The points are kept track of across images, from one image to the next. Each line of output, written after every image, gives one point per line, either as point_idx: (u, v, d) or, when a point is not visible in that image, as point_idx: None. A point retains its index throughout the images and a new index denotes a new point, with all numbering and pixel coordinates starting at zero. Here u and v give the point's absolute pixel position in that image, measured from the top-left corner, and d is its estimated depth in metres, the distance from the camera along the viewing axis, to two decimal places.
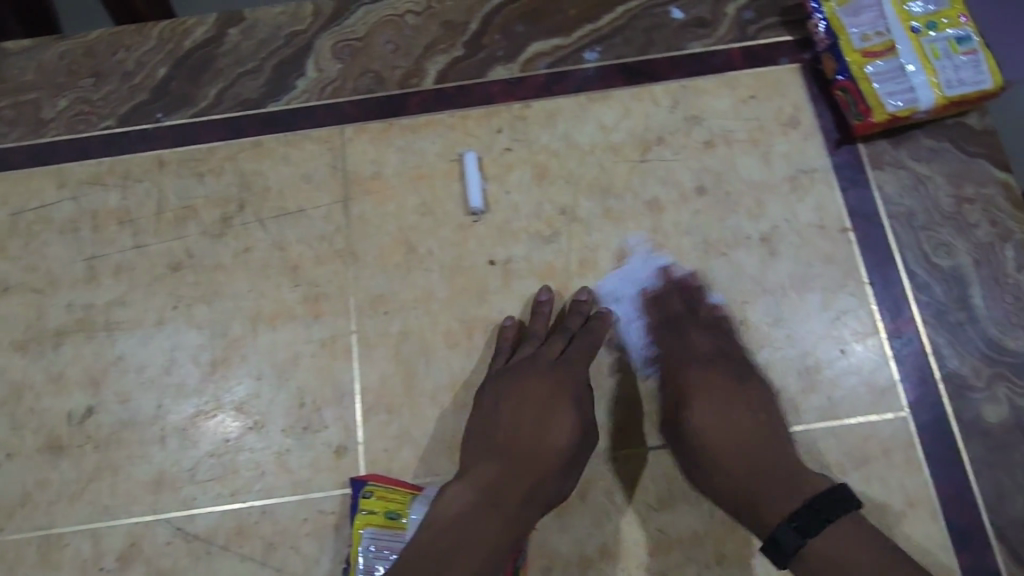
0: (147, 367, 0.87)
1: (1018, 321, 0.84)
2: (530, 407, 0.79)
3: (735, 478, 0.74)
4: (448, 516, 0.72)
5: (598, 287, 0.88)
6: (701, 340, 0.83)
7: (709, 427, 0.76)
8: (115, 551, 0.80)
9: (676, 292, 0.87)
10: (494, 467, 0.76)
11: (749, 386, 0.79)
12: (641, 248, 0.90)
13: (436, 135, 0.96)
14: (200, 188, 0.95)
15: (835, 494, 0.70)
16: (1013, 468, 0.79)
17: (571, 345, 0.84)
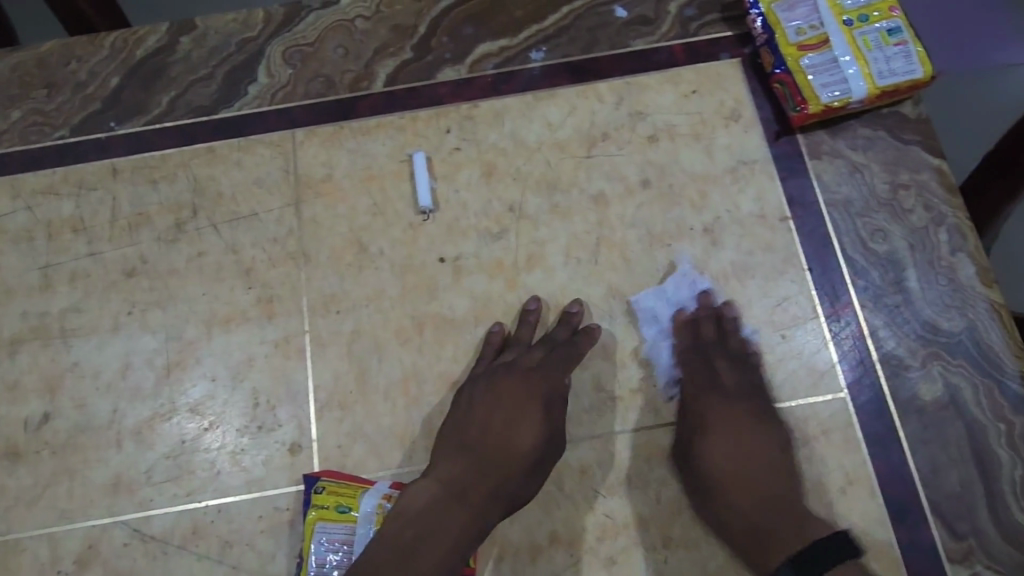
0: (103, 372, 0.88)
1: (952, 302, 0.87)
2: (500, 409, 0.80)
3: (745, 518, 0.76)
4: (411, 510, 0.75)
5: (634, 304, 0.88)
6: (729, 372, 0.83)
7: (725, 466, 0.78)
8: (72, 554, 0.81)
9: (713, 318, 0.86)
10: (460, 463, 0.78)
11: (770, 423, 0.80)
12: (686, 270, 0.89)
13: (387, 137, 0.98)
14: (153, 194, 0.96)
15: (836, 539, 0.71)
16: (947, 443, 0.81)
17: (550, 353, 0.84)
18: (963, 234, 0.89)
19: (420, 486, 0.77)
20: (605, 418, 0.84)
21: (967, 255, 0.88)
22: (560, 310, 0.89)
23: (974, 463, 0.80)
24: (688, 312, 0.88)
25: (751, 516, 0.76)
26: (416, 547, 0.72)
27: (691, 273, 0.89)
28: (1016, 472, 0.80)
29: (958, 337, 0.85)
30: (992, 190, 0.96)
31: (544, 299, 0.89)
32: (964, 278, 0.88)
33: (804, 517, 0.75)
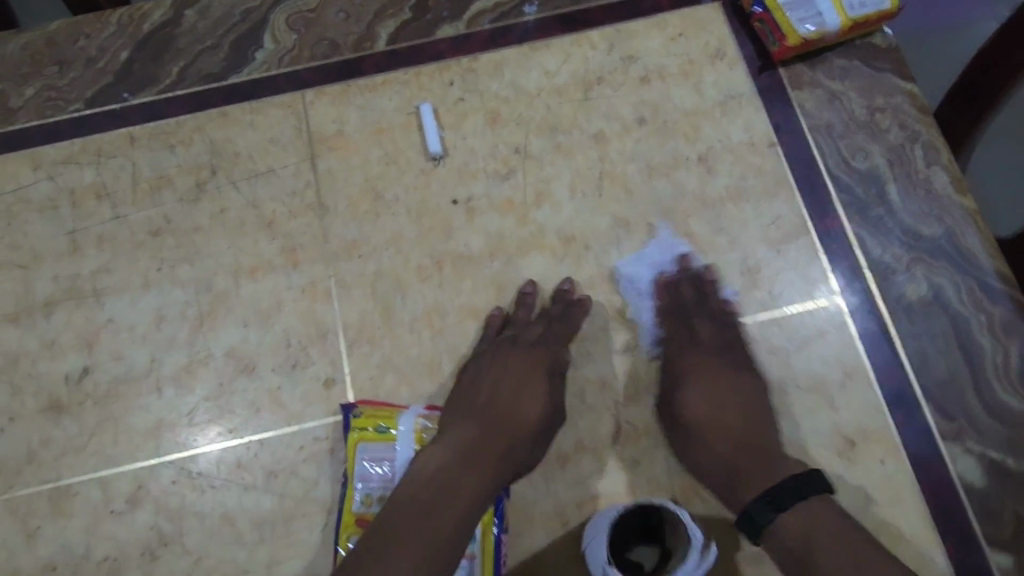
0: (137, 326, 0.92)
1: (931, 211, 0.94)
2: (507, 379, 0.84)
3: (716, 455, 0.79)
4: (424, 473, 0.74)
5: (619, 268, 0.93)
6: (707, 328, 0.88)
7: (705, 411, 0.81)
8: (124, 495, 0.85)
9: (693, 282, 0.91)
10: (472, 429, 0.80)
11: (745, 372, 0.84)
12: (665, 236, 0.94)
13: (394, 92, 1.03)
14: (172, 158, 1.00)
15: (806, 474, 0.74)
16: (934, 334, 0.88)
17: (550, 328, 0.88)
18: (937, 148, 0.97)
19: (432, 451, 0.77)
20: (619, 336, 0.90)
21: (941, 166, 0.96)
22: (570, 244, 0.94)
23: (959, 350, 0.87)
24: (689, 235, 0.94)
25: (725, 454, 0.79)
26: (430, 508, 0.72)
27: (670, 240, 0.94)
28: (998, 356, 0.87)
29: (937, 240, 0.92)
30: (964, 114, 1.05)
31: (552, 231, 0.95)
32: (940, 188, 0.95)
33: (774, 456, 0.78)
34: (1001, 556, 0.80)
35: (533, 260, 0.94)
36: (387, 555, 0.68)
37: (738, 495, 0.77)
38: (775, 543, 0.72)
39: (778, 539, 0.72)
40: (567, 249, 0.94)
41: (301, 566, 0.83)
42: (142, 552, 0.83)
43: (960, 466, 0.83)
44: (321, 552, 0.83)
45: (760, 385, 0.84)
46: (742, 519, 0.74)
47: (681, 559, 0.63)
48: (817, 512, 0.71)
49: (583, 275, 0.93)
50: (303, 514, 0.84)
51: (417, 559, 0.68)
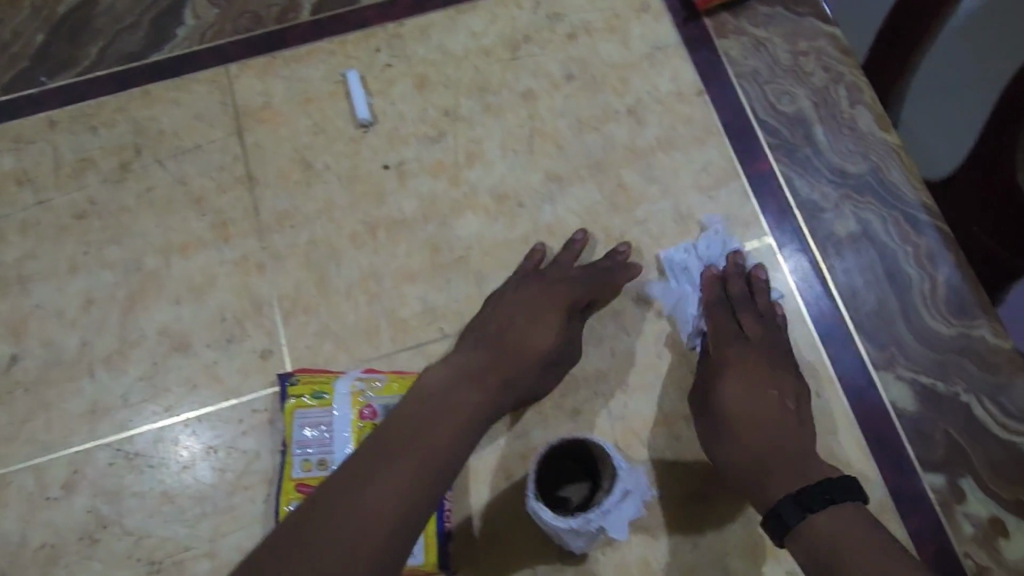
0: (66, 310, 0.90)
1: (857, 149, 0.95)
2: (526, 310, 0.82)
3: (749, 458, 0.73)
4: (426, 388, 0.71)
5: (667, 259, 0.91)
6: (751, 323, 0.83)
7: (737, 405, 0.76)
8: (59, 481, 0.84)
9: (741, 276, 0.87)
10: (482, 356, 0.77)
11: (786, 374, 0.79)
12: (716, 226, 0.92)
13: (319, 62, 1.01)
14: (94, 140, 0.98)
15: (844, 480, 0.68)
16: (864, 268, 0.90)
17: (588, 270, 0.87)
18: (860, 88, 0.98)
19: (435, 370, 0.74)
20: None
21: (865, 106, 0.97)
22: (503, 200, 0.94)
23: (887, 282, 0.89)
24: (621, 186, 0.94)
25: (755, 453, 0.73)
26: (431, 419, 0.68)
27: (721, 233, 0.92)
28: (925, 284, 0.89)
29: (863, 177, 0.94)
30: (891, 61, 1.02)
31: (486, 191, 0.94)
32: (865, 126, 0.96)
33: (805, 454, 0.72)
34: (934, 477, 0.82)
35: (467, 220, 0.93)
36: (384, 463, 0.64)
37: (762, 493, 0.71)
38: (801, 550, 0.66)
39: (805, 545, 0.65)
40: (500, 206, 0.94)
41: (243, 540, 0.81)
42: (80, 537, 0.82)
43: (893, 393, 0.85)
44: (263, 525, 0.81)
45: (800, 391, 0.79)
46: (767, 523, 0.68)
47: (608, 492, 0.62)
48: (849, 517, 0.65)
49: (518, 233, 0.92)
50: (244, 487, 0.83)
51: (415, 468, 0.64)
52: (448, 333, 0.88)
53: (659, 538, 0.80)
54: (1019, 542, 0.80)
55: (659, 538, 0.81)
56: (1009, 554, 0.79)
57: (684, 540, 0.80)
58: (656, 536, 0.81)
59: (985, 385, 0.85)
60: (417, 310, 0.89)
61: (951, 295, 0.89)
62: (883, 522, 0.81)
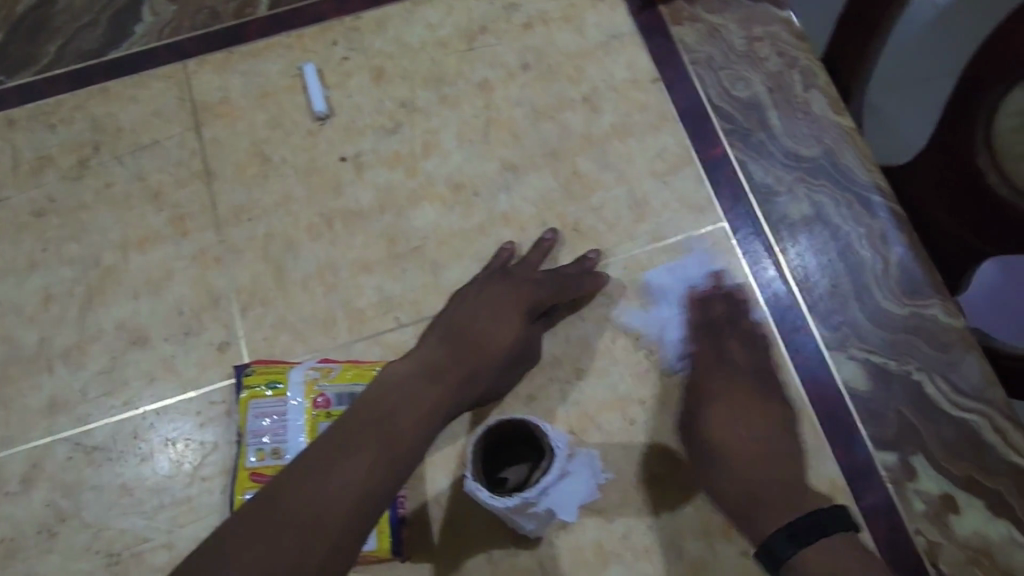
0: (25, 307, 0.91)
1: (812, 132, 0.96)
2: (488, 305, 0.80)
3: (736, 483, 0.73)
4: (387, 378, 0.70)
5: (650, 280, 0.90)
6: (739, 351, 0.85)
7: (729, 433, 0.76)
8: (18, 475, 0.84)
9: (724, 300, 0.88)
10: (442, 351, 0.75)
11: (772, 401, 0.81)
12: (698, 247, 0.91)
13: (276, 56, 1.01)
14: (52, 137, 0.98)
15: (833, 509, 0.68)
16: (816, 251, 0.91)
17: (553, 273, 0.86)
18: (814, 72, 0.98)
19: (397, 363, 0.72)
20: None
21: (819, 90, 0.97)
22: (458, 190, 0.94)
23: (842, 264, 0.90)
24: (576, 174, 0.95)
25: (743, 479, 0.73)
26: (391, 414, 0.66)
27: (704, 252, 0.91)
28: (877, 265, 0.90)
29: (817, 160, 0.94)
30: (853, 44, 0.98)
31: (441, 181, 0.95)
32: (819, 110, 0.97)
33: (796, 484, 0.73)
34: (887, 455, 0.83)
35: (423, 211, 0.94)
36: (336, 457, 0.62)
37: (752, 521, 0.71)
38: None
39: None
40: (456, 196, 0.94)
41: (200, 530, 0.82)
42: (39, 530, 0.82)
43: (846, 373, 0.86)
44: (220, 514, 0.82)
45: (787, 419, 0.80)
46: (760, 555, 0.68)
47: (544, 470, 0.63)
48: (840, 550, 0.65)
49: (474, 222, 0.93)
50: (202, 478, 0.84)
51: (369, 464, 0.62)
52: (404, 323, 0.89)
53: (613, 520, 0.81)
54: (969, 518, 0.80)
55: (614, 520, 0.81)
56: (959, 530, 0.80)
57: (638, 521, 0.81)
58: (609, 518, 0.81)
59: (938, 363, 0.86)
60: (373, 301, 0.90)
61: (905, 276, 0.89)
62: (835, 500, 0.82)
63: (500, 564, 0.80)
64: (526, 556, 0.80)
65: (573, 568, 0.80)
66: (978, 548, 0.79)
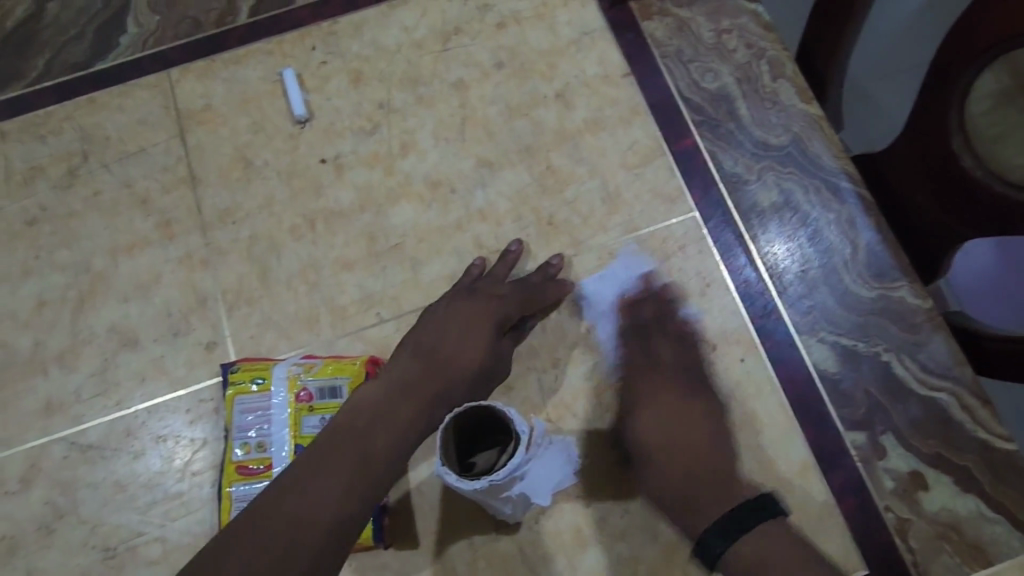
0: (19, 312, 0.94)
1: (780, 122, 0.98)
2: (456, 324, 0.82)
3: (672, 484, 0.79)
4: (359, 403, 0.73)
5: (580, 288, 0.92)
6: (666, 351, 0.88)
7: (656, 434, 0.82)
8: (17, 475, 0.87)
9: (653, 300, 0.91)
10: (413, 370, 0.77)
11: (697, 395, 0.85)
12: (625, 253, 0.93)
13: (257, 62, 1.04)
14: (42, 148, 1.01)
15: (760, 500, 0.73)
16: (786, 237, 0.93)
17: (519, 284, 0.88)
18: (782, 62, 1.00)
19: (368, 385, 0.75)
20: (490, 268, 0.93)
21: (786, 79, 0.99)
22: (434, 188, 0.97)
23: (811, 250, 0.92)
24: (549, 168, 0.97)
25: (680, 478, 0.79)
26: (365, 434, 0.70)
27: (633, 257, 0.93)
28: (846, 250, 0.92)
29: (785, 148, 0.96)
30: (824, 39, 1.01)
31: (419, 179, 0.97)
32: (787, 100, 0.99)
33: (727, 481, 0.79)
34: (856, 435, 0.85)
35: (402, 209, 0.96)
36: (322, 472, 0.66)
37: (689, 517, 0.77)
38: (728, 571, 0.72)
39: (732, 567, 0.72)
40: (433, 193, 0.97)
41: (191, 524, 0.85)
42: (38, 527, 0.85)
43: (816, 355, 0.88)
44: (210, 508, 0.85)
45: (713, 409, 0.85)
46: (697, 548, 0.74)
47: (511, 455, 0.65)
48: (766, 538, 0.71)
49: (451, 219, 0.95)
50: (193, 474, 0.87)
51: (348, 483, 0.66)
52: (385, 318, 0.92)
53: (590, 504, 0.83)
54: (939, 494, 0.82)
55: (591, 504, 0.83)
56: (928, 505, 0.82)
57: (614, 505, 0.83)
58: (587, 503, 0.83)
59: (905, 343, 0.87)
60: (355, 297, 0.93)
61: (872, 260, 0.91)
62: (806, 480, 0.84)
63: (481, 549, 0.82)
64: (505, 541, 0.82)
65: (552, 552, 0.82)
66: (947, 523, 0.81)
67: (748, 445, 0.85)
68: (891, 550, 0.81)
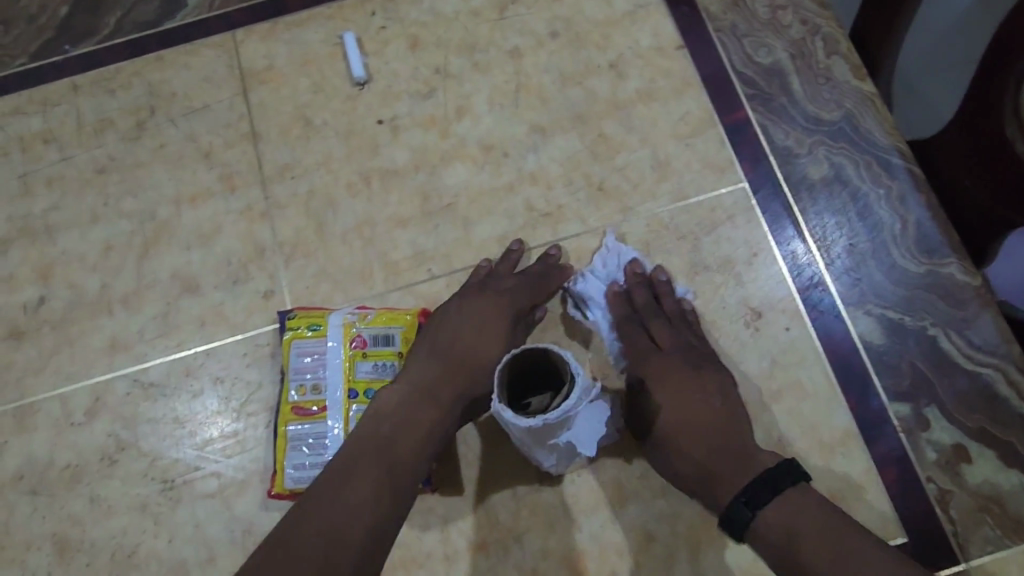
0: (88, 256, 0.98)
1: (832, 98, 0.98)
2: (471, 321, 0.84)
3: (694, 463, 0.74)
4: (383, 407, 0.73)
5: (569, 288, 0.92)
6: (663, 333, 0.84)
7: (669, 410, 0.77)
8: (82, 407, 0.92)
9: (642, 286, 0.89)
10: (433, 371, 0.78)
11: (707, 370, 0.80)
12: (610, 245, 0.93)
13: (318, 26, 1.07)
14: (112, 101, 1.05)
15: (781, 468, 0.69)
16: (834, 210, 0.93)
17: (523, 278, 0.89)
18: (836, 39, 1.01)
19: (389, 388, 0.76)
20: (541, 231, 0.95)
21: (840, 56, 1.00)
22: (488, 151, 0.99)
23: (860, 224, 0.93)
24: (601, 136, 0.99)
25: (698, 458, 0.73)
26: (393, 438, 0.70)
27: (615, 248, 0.93)
28: (896, 225, 0.92)
29: (838, 124, 0.97)
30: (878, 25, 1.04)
31: (473, 143, 1.00)
32: (840, 76, 0.99)
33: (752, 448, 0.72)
34: (900, 406, 0.85)
35: (455, 170, 0.98)
36: (350, 479, 0.66)
37: (715, 495, 0.71)
38: (759, 542, 0.67)
39: (762, 537, 0.67)
40: (486, 156, 0.99)
41: (246, 460, 0.89)
42: (100, 458, 0.90)
43: (861, 327, 0.89)
44: (265, 446, 0.89)
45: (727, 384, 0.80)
46: (722, 519, 0.69)
47: (566, 396, 0.66)
48: (795, 503, 0.67)
49: (502, 183, 0.97)
50: (249, 414, 0.90)
51: (379, 489, 0.66)
52: (436, 274, 0.94)
53: (631, 461, 0.85)
54: (982, 468, 0.83)
55: (632, 461, 0.85)
56: (970, 478, 0.82)
57: None
58: (628, 460, 0.85)
59: (952, 319, 0.88)
60: (407, 254, 0.95)
61: (921, 236, 0.92)
62: (848, 449, 0.84)
63: (524, 500, 0.84)
64: (548, 493, 0.84)
65: (593, 506, 0.84)
66: (989, 497, 0.82)
67: (790, 411, 0.86)
68: (932, 519, 0.82)
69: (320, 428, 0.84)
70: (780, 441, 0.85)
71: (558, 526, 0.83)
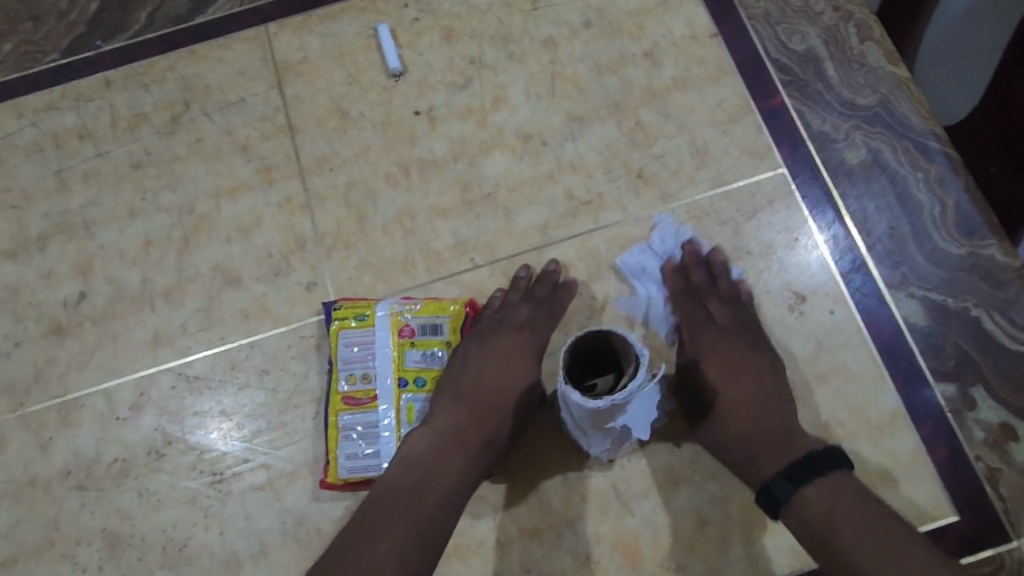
0: (127, 251, 0.98)
1: (867, 84, 0.99)
2: (494, 360, 0.83)
3: (742, 437, 0.75)
4: (409, 456, 0.74)
5: (621, 263, 0.93)
6: (719, 310, 0.86)
7: (724, 390, 0.78)
8: (128, 401, 0.92)
9: (700, 263, 0.91)
10: (460, 415, 0.79)
11: (761, 351, 0.82)
12: (670, 222, 0.95)
13: (351, 18, 1.06)
14: (147, 97, 1.05)
15: (826, 449, 0.70)
16: (874, 194, 0.94)
17: (538, 306, 0.88)
18: (869, 25, 1.02)
19: (417, 435, 0.76)
20: (583, 219, 0.96)
21: (874, 42, 1.01)
22: (525, 140, 0.99)
23: (900, 208, 0.93)
24: (639, 124, 0.99)
25: (742, 432, 0.75)
26: (418, 491, 0.71)
27: (675, 226, 0.94)
28: (935, 208, 0.93)
29: (873, 109, 0.98)
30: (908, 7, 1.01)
31: (510, 132, 1.00)
32: (874, 62, 1.00)
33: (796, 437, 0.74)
34: (946, 387, 0.86)
35: (494, 159, 0.99)
36: (373, 535, 0.67)
37: (757, 472, 0.73)
38: (796, 520, 0.68)
39: (800, 515, 0.68)
40: (525, 146, 0.99)
41: (295, 452, 0.89)
42: (147, 452, 0.90)
43: (905, 309, 0.89)
44: (313, 437, 0.89)
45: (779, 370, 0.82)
46: (761, 495, 0.70)
47: (633, 377, 0.68)
48: (836, 487, 0.68)
49: (541, 172, 0.98)
50: (295, 406, 0.90)
51: (404, 543, 0.66)
52: (479, 264, 0.95)
53: (681, 444, 0.85)
54: None
55: (682, 445, 0.85)
56: (1017, 456, 0.84)
57: None
58: (678, 443, 0.85)
59: (993, 299, 0.89)
60: (449, 244, 0.95)
61: (961, 217, 0.92)
62: (896, 429, 0.85)
63: (575, 486, 0.85)
64: (599, 478, 0.85)
65: (645, 491, 0.84)
66: None
67: (837, 394, 0.87)
68: (981, 496, 0.83)
69: (371, 417, 0.85)
70: (827, 423, 0.86)
71: (611, 512, 0.84)
